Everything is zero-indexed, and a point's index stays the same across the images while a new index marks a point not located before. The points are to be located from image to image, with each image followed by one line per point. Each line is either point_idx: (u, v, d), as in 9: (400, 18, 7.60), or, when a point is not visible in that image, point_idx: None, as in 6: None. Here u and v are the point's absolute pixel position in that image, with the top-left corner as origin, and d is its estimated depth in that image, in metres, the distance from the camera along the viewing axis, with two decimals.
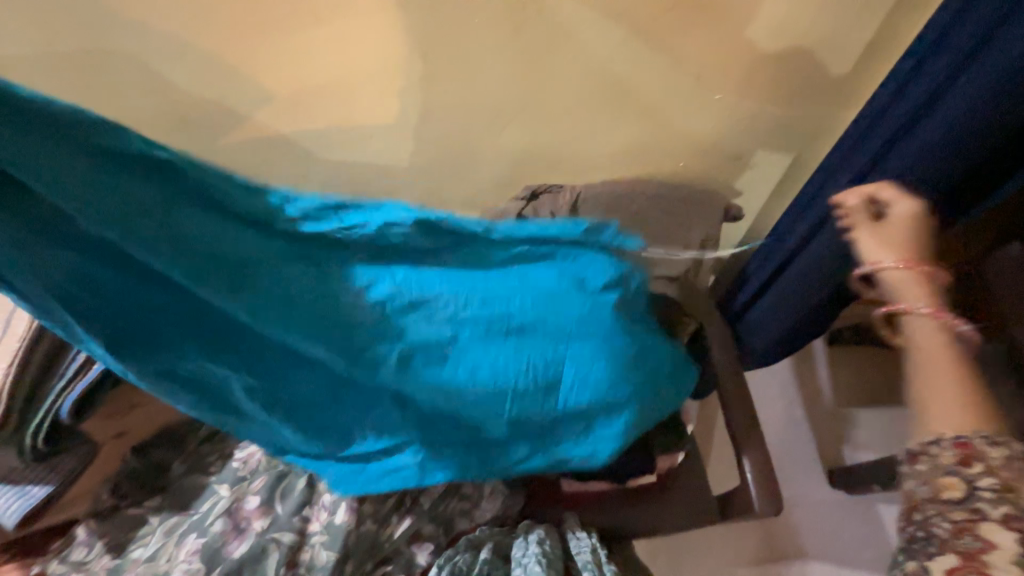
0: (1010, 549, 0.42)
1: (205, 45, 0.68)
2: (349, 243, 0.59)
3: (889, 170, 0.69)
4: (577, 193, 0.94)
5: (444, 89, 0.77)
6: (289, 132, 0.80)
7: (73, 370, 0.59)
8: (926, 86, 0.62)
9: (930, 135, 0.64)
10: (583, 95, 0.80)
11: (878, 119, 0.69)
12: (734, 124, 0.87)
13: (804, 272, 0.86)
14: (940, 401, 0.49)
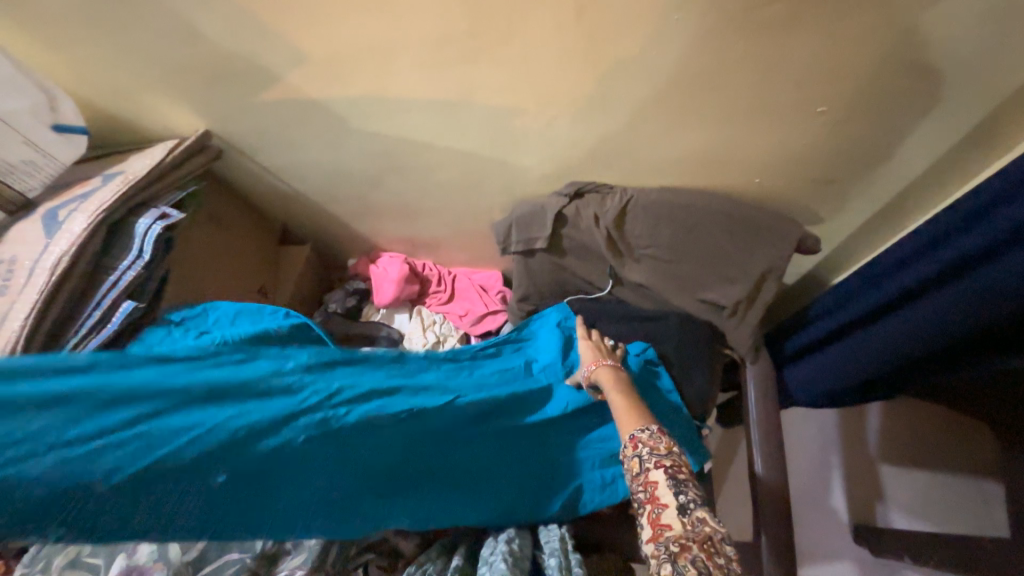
0: (664, 483, 0.62)
1: None
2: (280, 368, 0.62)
3: (1007, 266, 0.54)
4: (627, 198, 0.84)
5: (491, 70, 0.67)
6: (322, 97, 0.75)
7: (92, 325, 0.69)
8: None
9: (995, 279, 0.56)
10: (652, 92, 0.68)
11: (970, 224, 0.59)
12: (831, 146, 0.72)
13: (854, 351, 0.78)
14: (618, 408, 0.72)
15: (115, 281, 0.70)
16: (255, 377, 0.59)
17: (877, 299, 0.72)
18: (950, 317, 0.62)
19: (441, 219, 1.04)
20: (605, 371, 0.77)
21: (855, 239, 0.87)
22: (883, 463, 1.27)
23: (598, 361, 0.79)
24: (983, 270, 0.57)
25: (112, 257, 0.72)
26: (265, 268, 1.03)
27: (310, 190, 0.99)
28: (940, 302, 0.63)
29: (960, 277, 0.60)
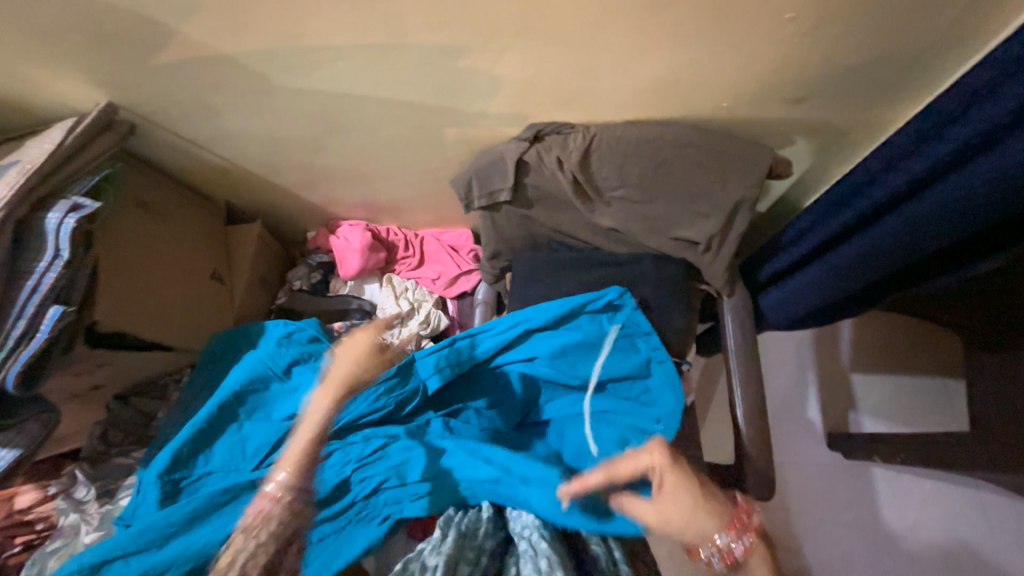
0: None
1: None
2: (260, 409, 0.78)
3: (978, 171, 0.53)
4: (590, 137, 0.78)
5: (419, 5, 0.58)
6: (233, 51, 0.65)
7: (19, 336, 0.64)
8: (1005, 109, 0.49)
9: (960, 187, 0.55)
10: (605, 15, 0.60)
11: (945, 131, 0.57)
12: (801, 60, 0.66)
13: (827, 274, 0.77)
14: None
15: (35, 287, 0.64)
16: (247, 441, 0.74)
17: (846, 220, 0.71)
18: (923, 230, 0.61)
19: (398, 181, 0.97)
20: (742, 544, 0.61)
21: (827, 158, 0.84)
22: (854, 373, 1.34)
23: (730, 529, 0.61)
24: (953, 178, 0.55)
25: (27, 259, 0.66)
26: (216, 252, 0.97)
27: (248, 161, 0.90)
28: (908, 216, 0.62)
29: (926, 190, 0.59)
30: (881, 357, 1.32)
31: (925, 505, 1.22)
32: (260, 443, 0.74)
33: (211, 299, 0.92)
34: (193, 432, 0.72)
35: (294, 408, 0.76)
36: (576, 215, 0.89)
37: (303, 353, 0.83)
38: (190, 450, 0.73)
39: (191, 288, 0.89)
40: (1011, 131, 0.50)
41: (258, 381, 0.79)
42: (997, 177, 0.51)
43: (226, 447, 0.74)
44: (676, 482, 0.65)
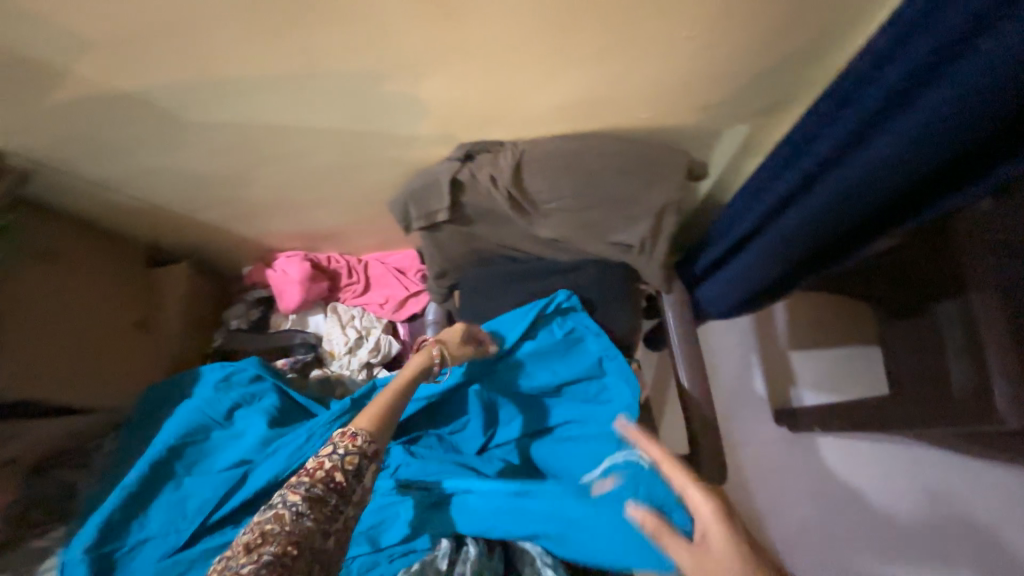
0: None
1: None
2: (203, 461, 0.72)
3: (852, 165, 0.57)
4: (520, 153, 0.80)
5: (330, 35, 0.58)
6: (135, 87, 0.62)
7: None
8: (905, 74, 0.48)
9: (881, 151, 0.53)
10: (517, 38, 0.62)
11: (855, 100, 0.57)
12: (704, 72, 0.71)
13: (769, 250, 0.77)
14: None
15: None
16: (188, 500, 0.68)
17: (780, 194, 0.71)
18: (854, 195, 0.59)
19: (333, 208, 0.95)
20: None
21: (740, 157, 0.90)
22: (792, 350, 1.44)
23: None
24: (834, 173, 0.60)
25: None
26: (138, 298, 0.90)
27: (165, 200, 0.85)
28: (837, 184, 0.60)
29: (848, 155, 0.58)
30: (812, 334, 1.43)
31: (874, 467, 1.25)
32: (202, 499, 0.68)
33: (135, 350, 0.85)
34: (124, 497, 0.66)
35: (238, 456, 0.71)
36: (516, 228, 0.91)
37: (246, 395, 0.77)
38: (122, 518, 0.66)
39: (108, 340, 0.81)
40: (874, 128, 0.54)
41: (199, 432, 0.73)
42: (909, 137, 0.49)
43: (163, 509, 0.67)
44: (715, 533, 0.53)
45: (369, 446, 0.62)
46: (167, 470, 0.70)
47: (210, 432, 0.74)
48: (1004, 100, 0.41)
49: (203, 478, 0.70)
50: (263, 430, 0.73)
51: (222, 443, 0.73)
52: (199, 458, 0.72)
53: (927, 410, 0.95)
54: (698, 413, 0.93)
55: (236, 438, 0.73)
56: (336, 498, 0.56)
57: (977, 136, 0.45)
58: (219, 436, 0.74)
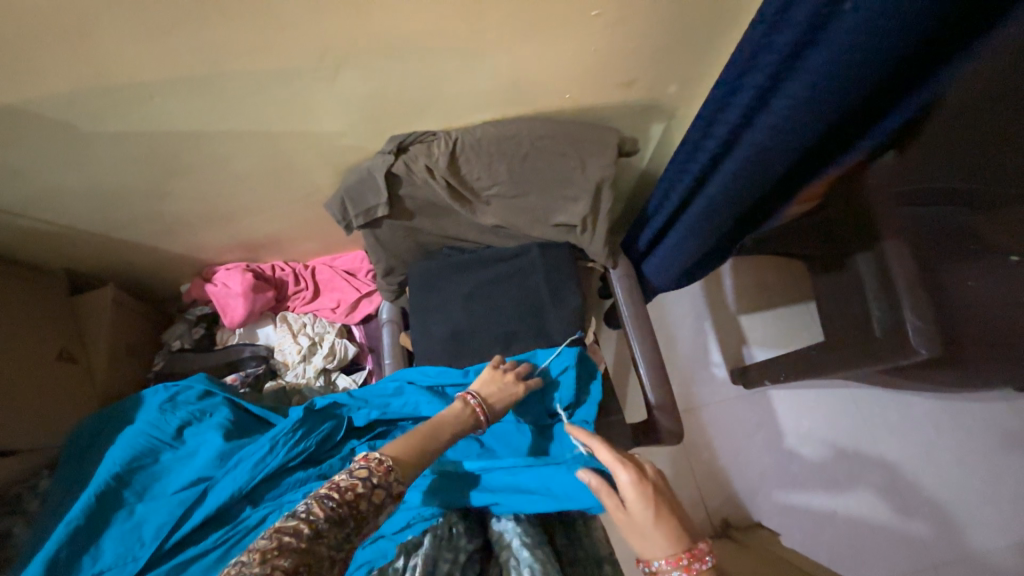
0: None
1: None
2: (154, 485, 0.67)
3: (762, 124, 0.60)
4: (453, 141, 0.80)
5: (230, 30, 0.55)
6: (17, 100, 0.57)
7: None
8: (785, 47, 0.52)
9: (782, 113, 0.57)
10: (427, 24, 0.61)
11: (741, 79, 0.61)
12: (619, 50, 0.73)
13: (700, 217, 0.82)
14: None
15: None
16: (141, 528, 0.63)
17: (699, 168, 0.76)
18: (766, 153, 0.63)
19: (268, 215, 0.92)
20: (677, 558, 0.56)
21: (667, 132, 0.94)
22: (741, 313, 1.52)
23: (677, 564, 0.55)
24: (749, 135, 0.63)
25: None
26: (60, 328, 0.84)
27: (75, 220, 0.79)
28: (750, 146, 0.64)
29: (754, 121, 0.62)
30: (756, 294, 1.52)
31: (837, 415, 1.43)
32: (159, 523, 0.62)
33: (63, 385, 0.80)
34: (69, 532, 0.60)
35: (193, 476, 0.66)
36: (459, 218, 0.91)
37: (194, 413, 0.74)
38: (67, 556, 0.60)
39: (25, 375, 0.75)
40: (772, 93, 0.58)
41: (145, 455, 0.69)
42: (805, 94, 0.53)
43: (116, 539, 0.61)
44: (642, 514, 0.59)
45: (398, 484, 0.56)
46: (115, 499, 0.64)
47: (160, 454, 0.69)
48: (889, 41, 0.45)
49: (157, 502, 0.65)
50: (219, 445, 0.69)
51: (176, 463, 0.69)
52: (150, 482, 0.67)
53: (861, 352, 1.03)
54: (653, 380, 0.98)
55: (189, 457, 0.69)
56: (352, 525, 0.51)
57: (871, 75, 0.50)
58: (171, 458, 0.69)
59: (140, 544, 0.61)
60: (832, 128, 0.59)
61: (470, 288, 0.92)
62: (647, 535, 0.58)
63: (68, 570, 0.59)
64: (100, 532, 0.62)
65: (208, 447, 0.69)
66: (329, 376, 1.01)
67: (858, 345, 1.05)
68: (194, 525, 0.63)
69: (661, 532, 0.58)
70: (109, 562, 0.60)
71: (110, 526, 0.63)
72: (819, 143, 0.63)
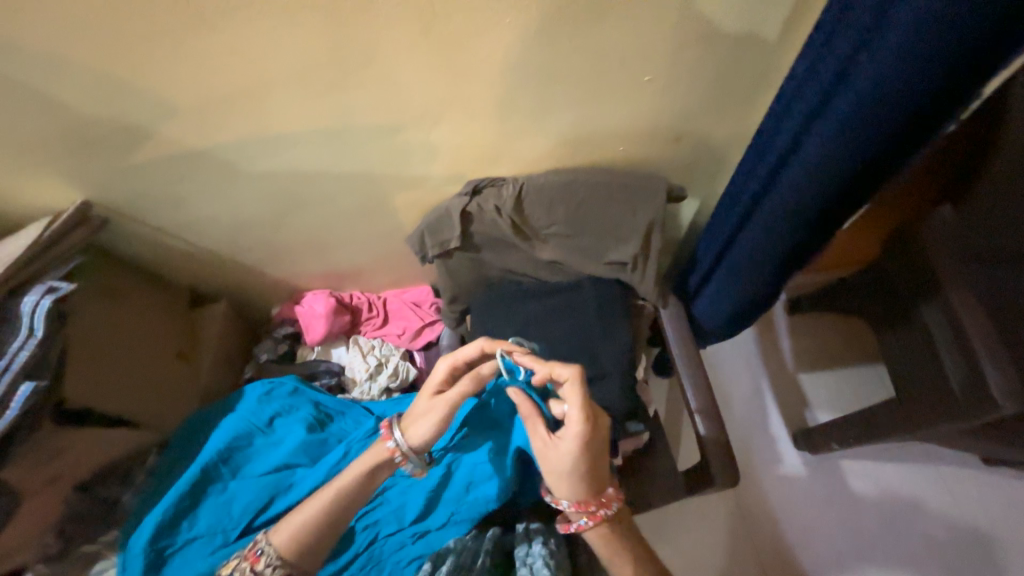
0: None
1: (70, 45, 0.60)
2: (246, 465, 0.79)
3: (796, 164, 0.69)
4: (519, 186, 0.92)
5: (358, 92, 0.72)
6: (201, 144, 0.76)
7: None
8: (814, 93, 0.63)
9: (817, 148, 0.65)
10: (509, 87, 0.76)
11: (778, 125, 0.71)
12: (669, 109, 0.84)
13: (744, 258, 0.87)
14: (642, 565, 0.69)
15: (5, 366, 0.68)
16: (235, 501, 0.76)
17: (745, 209, 0.82)
18: (805, 186, 0.69)
19: (357, 247, 1.07)
20: (584, 501, 0.69)
21: (715, 180, 1.01)
22: (800, 372, 1.45)
23: (584, 504, 0.69)
24: (785, 175, 0.71)
25: None
26: (180, 333, 0.99)
27: (211, 242, 0.98)
28: (789, 181, 0.71)
29: (791, 159, 0.70)
30: (816, 352, 1.46)
31: (936, 496, 1.26)
32: (250, 500, 0.75)
33: (176, 377, 0.94)
34: (180, 497, 0.74)
35: (280, 461, 0.78)
36: (519, 254, 1.01)
37: (284, 406, 0.85)
38: (178, 515, 0.74)
39: (149, 364, 0.90)
40: (805, 134, 0.67)
41: (241, 438, 0.80)
42: (835, 130, 0.62)
43: (214, 507, 0.75)
44: (574, 470, 0.67)
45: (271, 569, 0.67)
46: (216, 474, 0.77)
47: (253, 438, 0.81)
48: (904, 79, 0.55)
49: (249, 480, 0.77)
50: (302, 441, 0.80)
51: (264, 449, 0.80)
52: (242, 462, 0.79)
53: (938, 411, 0.96)
54: (705, 421, 0.96)
55: (276, 445, 0.81)
56: None
57: (890, 116, 0.58)
58: (260, 444, 0.81)
59: (234, 514, 0.75)
60: (865, 168, 0.65)
61: (525, 316, 1.00)
62: (568, 480, 0.68)
63: (177, 527, 0.73)
64: (202, 499, 0.76)
65: (293, 440, 0.81)
66: (392, 394, 1.09)
67: (932, 401, 0.98)
68: (278, 506, 0.76)
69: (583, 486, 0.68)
70: (210, 527, 0.73)
71: (211, 494, 0.76)
72: (859, 181, 0.68)
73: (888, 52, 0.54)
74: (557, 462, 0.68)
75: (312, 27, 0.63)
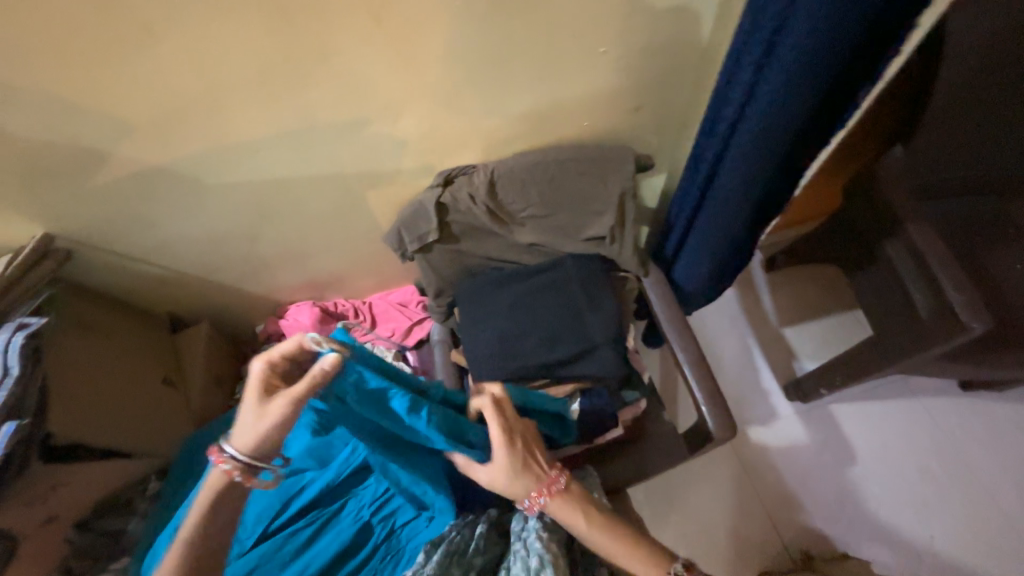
0: None
1: (12, 72, 0.58)
2: None
3: (750, 115, 0.71)
4: (490, 170, 0.93)
5: (317, 93, 0.72)
6: (161, 162, 0.75)
7: None
8: (760, 44, 0.64)
9: (770, 97, 0.67)
10: (467, 74, 0.76)
11: (729, 80, 0.71)
12: (626, 80, 0.86)
13: (716, 215, 0.89)
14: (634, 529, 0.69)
15: None
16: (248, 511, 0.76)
17: (710, 164, 0.83)
18: (766, 132, 0.71)
19: (335, 253, 1.06)
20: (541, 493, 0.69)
21: (680, 146, 1.04)
22: (785, 326, 1.49)
23: (542, 494, 0.69)
24: (744, 127, 0.72)
25: None
26: (162, 360, 0.97)
27: (185, 265, 0.96)
28: (749, 132, 0.72)
29: (747, 110, 0.71)
30: (797, 306, 1.50)
31: (918, 425, 1.34)
32: (260, 509, 0.75)
33: (163, 407, 0.92)
34: (192, 512, 0.74)
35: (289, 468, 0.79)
36: (498, 240, 1.02)
37: None
38: None
39: (134, 396, 0.88)
40: (758, 83, 0.68)
41: None
42: (787, 77, 0.63)
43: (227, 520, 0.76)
44: (517, 468, 0.69)
45: None
46: None
47: None
48: (847, 16, 0.56)
49: (260, 489, 0.78)
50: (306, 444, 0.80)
51: None
52: None
53: (914, 340, 1.00)
54: (698, 378, 0.97)
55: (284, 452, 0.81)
56: None
57: (831, 55, 0.61)
58: None
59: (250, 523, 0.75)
60: (813, 109, 0.68)
61: (510, 299, 1.01)
62: (520, 483, 0.70)
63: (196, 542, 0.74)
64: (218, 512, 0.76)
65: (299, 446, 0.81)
66: None
67: (907, 333, 1.02)
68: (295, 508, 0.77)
69: (526, 471, 0.70)
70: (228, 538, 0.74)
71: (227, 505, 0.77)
72: (815, 119, 0.71)
73: None
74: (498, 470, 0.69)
75: (261, 31, 0.62)
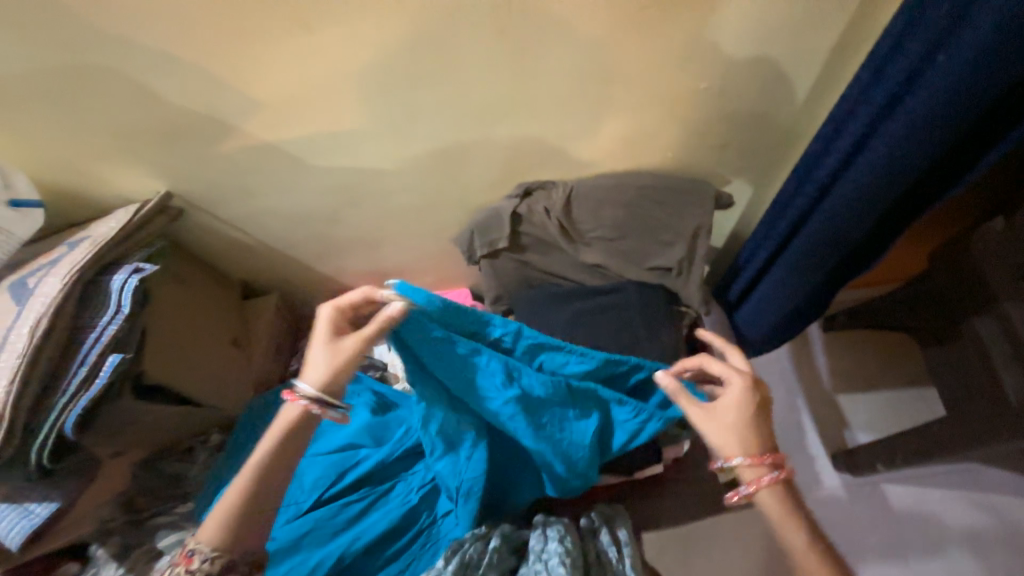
0: None
1: (180, 47, 0.66)
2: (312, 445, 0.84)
3: (860, 166, 0.69)
4: (569, 188, 0.95)
5: (428, 95, 0.77)
6: (276, 140, 0.82)
7: (81, 380, 0.73)
8: (883, 95, 0.63)
9: (883, 149, 0.65)
10: (569, 93, 0.80)
11: (839, 127, 0.71)
12: (720, 117, 0.86)
13: (797, 262, 0.85)
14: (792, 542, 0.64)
15: (98, 337, 0.75)
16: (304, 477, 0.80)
17: (800, 210, 0.81)
18: (870, 185, 0.69)
19: (405, 246, 1.11)
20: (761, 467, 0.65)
21: (762, 189, 1.02)
22: (838, 393, 1.39)
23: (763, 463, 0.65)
24: (849, 175, 0.71)
25: (90, 315, 0.77)
26: (234, 321, 1.04)
27: (272, 237, 1.03)
28: (853, 181, 0.71)
29: (855, 160, 0.70)
30: (859, 372, 1.40)
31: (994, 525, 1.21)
32: (316, 477, 0.79)
33: (227, 367, 0.97)
34: None
35: (344, 442, 0.82)
36: (562, 256, 1.03)
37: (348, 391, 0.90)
38: None
39: (205, 351, 0.94)
40: (872, 135, 0.67)
41: None
42: (906, 130, 0.62)
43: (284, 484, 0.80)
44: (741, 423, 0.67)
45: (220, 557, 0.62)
46: None
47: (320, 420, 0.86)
48: (985, 78, 0.54)
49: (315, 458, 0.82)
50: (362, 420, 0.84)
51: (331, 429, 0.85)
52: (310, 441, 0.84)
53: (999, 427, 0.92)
54: None
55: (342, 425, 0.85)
56: None
57: (961, 118, 0.59)
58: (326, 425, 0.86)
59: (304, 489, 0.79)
60: (931, 169, 0.66)
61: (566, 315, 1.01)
62: (739, 444, 0.67)
63: None
64: None
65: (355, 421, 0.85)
66: None
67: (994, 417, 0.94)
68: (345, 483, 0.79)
69: (746, 437, 0.67)
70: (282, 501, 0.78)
71: None
72: (923, 178, 0.68)
73: (971, 51, 0.53)
74: (725, 418, 0.68)
75: (395, 33, 0.67)
